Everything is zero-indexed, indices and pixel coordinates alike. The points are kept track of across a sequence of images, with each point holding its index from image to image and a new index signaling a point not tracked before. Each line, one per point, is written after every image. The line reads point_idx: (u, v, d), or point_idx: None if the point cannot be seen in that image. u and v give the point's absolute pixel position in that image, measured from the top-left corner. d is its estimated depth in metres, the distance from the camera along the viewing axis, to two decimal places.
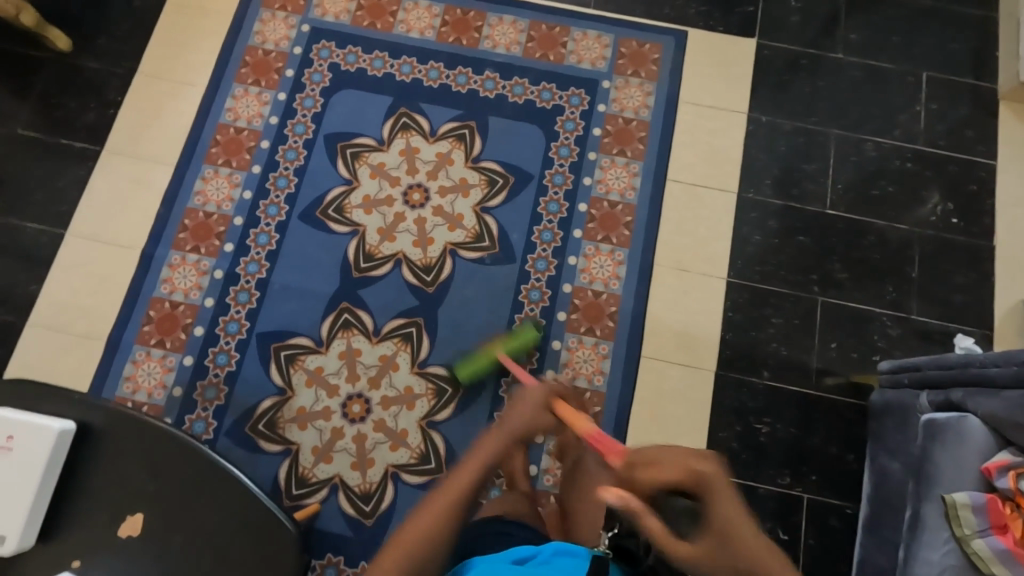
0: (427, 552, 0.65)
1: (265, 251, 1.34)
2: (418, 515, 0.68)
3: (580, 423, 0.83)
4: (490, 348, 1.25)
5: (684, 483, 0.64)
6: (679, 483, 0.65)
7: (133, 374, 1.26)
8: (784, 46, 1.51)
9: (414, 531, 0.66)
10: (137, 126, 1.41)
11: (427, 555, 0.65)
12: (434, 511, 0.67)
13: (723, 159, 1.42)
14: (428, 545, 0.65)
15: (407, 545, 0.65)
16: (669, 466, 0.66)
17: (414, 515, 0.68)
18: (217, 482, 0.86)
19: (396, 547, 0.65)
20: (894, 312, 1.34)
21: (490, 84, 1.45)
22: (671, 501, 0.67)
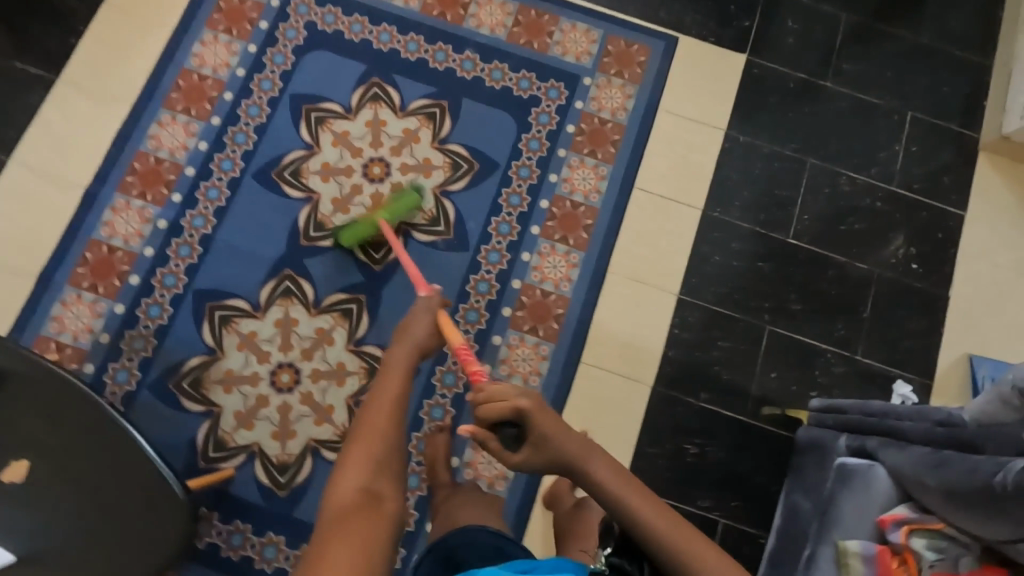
0: (379, 456, 0.74)
1: (213, 206, 1.30)
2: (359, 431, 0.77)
3: (451, 332, 0.95)
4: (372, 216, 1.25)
5: (511, 414, 0.75)
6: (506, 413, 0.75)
7: (60, 316, 1.23)
8: (774, 67, 1.47)
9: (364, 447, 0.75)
10: (98, 59, 1.36)
11: (387, 461, 0.75)
12: (371, 431, 0.77)
13: (695, 174, 1.39)
14: (385, 451, 0.75)
15: (365, 458, 0.73)
16: (505, 403, 0.75)
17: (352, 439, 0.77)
18: (120, 445, 0.83)
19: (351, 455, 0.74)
20: (840, 350, 1.33)
21: (468, 64, 1.41)
22: (512, 434, 0.77)
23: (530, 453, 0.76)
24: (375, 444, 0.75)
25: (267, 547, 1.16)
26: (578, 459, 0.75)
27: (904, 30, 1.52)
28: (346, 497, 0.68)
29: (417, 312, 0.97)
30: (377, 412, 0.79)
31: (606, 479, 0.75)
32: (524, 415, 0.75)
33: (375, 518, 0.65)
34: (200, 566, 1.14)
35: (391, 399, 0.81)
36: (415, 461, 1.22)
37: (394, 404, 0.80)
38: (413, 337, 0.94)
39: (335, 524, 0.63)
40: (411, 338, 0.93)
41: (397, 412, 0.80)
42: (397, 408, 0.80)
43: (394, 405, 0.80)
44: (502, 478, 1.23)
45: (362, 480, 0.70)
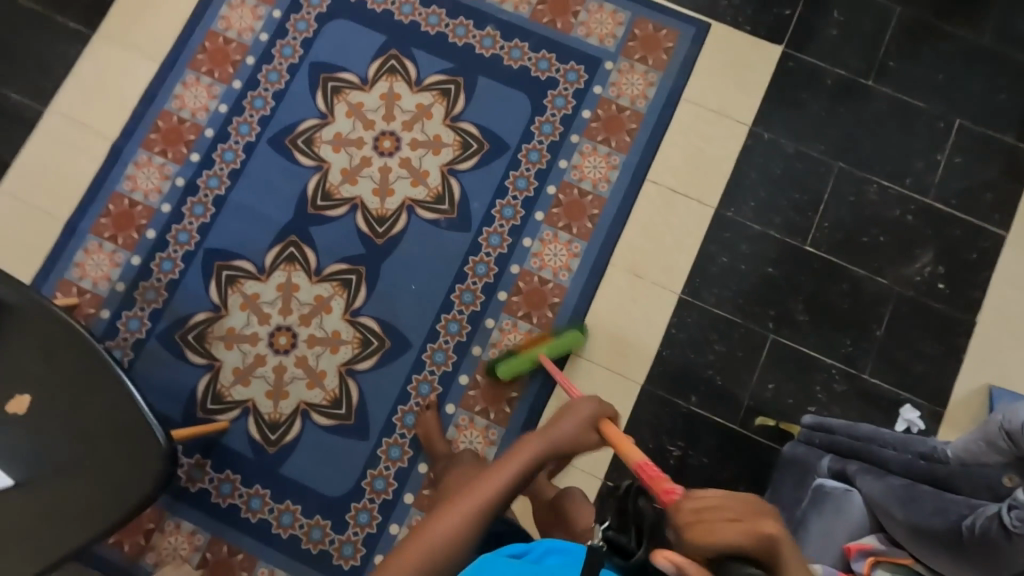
0: (437, 563, 0.70)
1: (228, 168, 1.34)
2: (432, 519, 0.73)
3: (626, 447, 0.80)
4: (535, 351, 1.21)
5: (760, 548, 0.55)
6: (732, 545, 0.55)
7: (82, 262, 1.30)
8: (811, 61, 1.38)
9: (426, 537, 0.71)
10: (132, 17, 1.40)
11: (432, 564, 0.70)
12: (439, 526, 0.71)
13: (711, 170, 1.34)
14: (437, 556, 0.70)
15: (421, 552, 0.70)
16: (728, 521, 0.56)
17: (427, 521, 0.73)
18: (108, 385, 0.90)
19: (416, 539, 0.71)
20: (845, 367, 1.27)
21: (488, 41, 1.38)
22: None
23: None
24: (434, 542, 0.70)
25: (252, 498, 1.22)
26: None
27: (965, 28, 1.39)
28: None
29: (580, 402, 0.84)
30: (457, 512, 0.72)
31: None
32: (770, 553, 0.55)
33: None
34: (191, 508, 1.22)
35: (479, 501, 0.73)
36: (398, 433, 1.25)
37: (480, 512, 0.73)
38: (555, 432, 0.80)
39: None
40: (541, 437, 0.79)
41: (478, 522, 0.72)
42: (479, 517, 0.72)
43: (476, 513, 0.72)
44: None
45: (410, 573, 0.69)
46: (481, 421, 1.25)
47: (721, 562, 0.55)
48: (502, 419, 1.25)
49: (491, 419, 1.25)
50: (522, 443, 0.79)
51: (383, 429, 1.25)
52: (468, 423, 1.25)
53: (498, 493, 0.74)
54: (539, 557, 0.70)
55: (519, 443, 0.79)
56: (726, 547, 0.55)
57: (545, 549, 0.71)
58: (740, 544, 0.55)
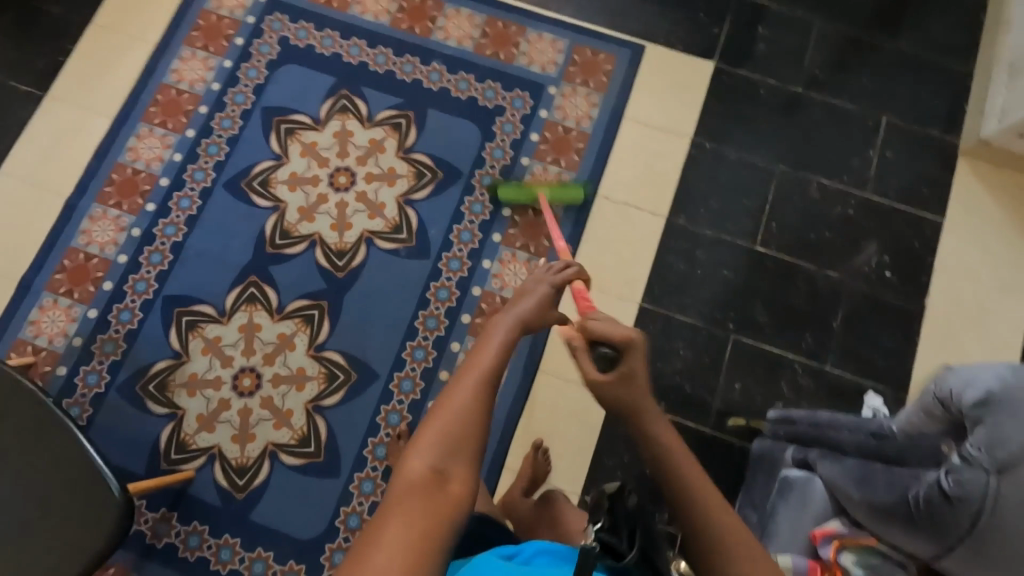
0: (465, 435, 0.59)
1: (185, 215, 1.35)
2: (451, 391, 0.62)
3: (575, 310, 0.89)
4: (535, 189, 1.33)
5: (617, 339, 0.70)
6: (609, 336, 0.70)
7: (37, 320, 1.28)
8: (743, 74, 1.46)
9: (449, 411, 0.60)
10: (84, 76, 1.43)
11: (466, 441, 0.58)
12: (449, 402, 0.60)
13: (659, 181, 1.39)
14: (465, 428, 0.59)
15: (445, 430, 0.58)
16: (603, 324, 0.72)
17: (442, 396, 0.62)
18: (62, 441, 0.88)
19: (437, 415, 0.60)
20: (808, 360, 1.30)
21: (435, 76, 1.44)
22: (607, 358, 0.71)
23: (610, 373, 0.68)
24: (450, 419, 0.59)
25: (222, 549, 1.18)
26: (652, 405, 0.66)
27: (881, 35, 1.49)
28: (418, 476, 0.55)
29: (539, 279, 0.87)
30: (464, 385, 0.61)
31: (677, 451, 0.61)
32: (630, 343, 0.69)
33: (443, 510, 0.53)
34: (157, 565, 1.17)
35: (481, 363, 0.64)
36: (370, 466, 1.23)
37: (487, 375, 0.63)
38: (531, 300, 0.79)
39: (391, 514, 0.52)
40: (524, 303, 0.78)
41: (490, 383, 0.63)
42: (489, 380, 0.63)
43: (486, 377, 0.63)
44: None
45: (435, 458, 0.57)
46: None
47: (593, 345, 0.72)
48: None
49: None
50: (513, 306, 0.77)
51: (354, 464, 1.23)
52: None
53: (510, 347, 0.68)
54: (531, 558, 0.64)
55: (508, 305, 0.78)
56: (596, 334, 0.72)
57: (535, 549, 0.66)
58: (610, 334, 0.70)
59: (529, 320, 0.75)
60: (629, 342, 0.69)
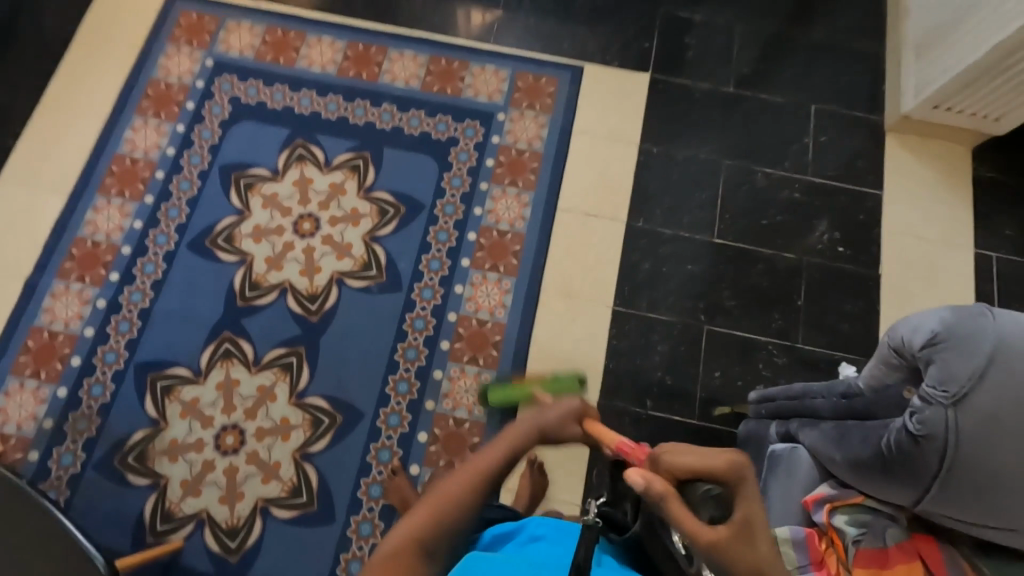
0: (451, 520, 0.62)
1: (151, 280, 1.34)
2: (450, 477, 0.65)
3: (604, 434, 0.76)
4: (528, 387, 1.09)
5: (724, 474, 0.63)
6: (713, 469, 0.63)
7: (4, 406, 1.24)
8: (677, 81, 1.55)
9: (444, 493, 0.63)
10: (34, 156, 1.43)
11: (451, 524, 0.62)
12: (436, 495, 0.63)
13: (614, 189, 1.44)
14: (454, 511, 0.62)
15: (435, 508, 0.62)
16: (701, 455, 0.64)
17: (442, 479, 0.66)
18: (36, 521, 0.85)
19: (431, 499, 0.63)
20: (780, 340, 1.34)
21: (387, 116, 1.49)
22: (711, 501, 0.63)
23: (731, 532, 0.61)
24: (438, 509, 0.62)
25: None
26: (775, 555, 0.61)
27: (797, 32, 1.61)
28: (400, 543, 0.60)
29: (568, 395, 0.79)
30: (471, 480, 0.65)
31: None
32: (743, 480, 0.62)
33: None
34: None
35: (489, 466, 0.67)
36: (366, 507, 1.20)
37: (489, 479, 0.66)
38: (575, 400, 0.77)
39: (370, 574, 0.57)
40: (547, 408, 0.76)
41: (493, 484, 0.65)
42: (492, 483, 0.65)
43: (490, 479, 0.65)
44: None
45: (420, 541, 0.60)
46: None
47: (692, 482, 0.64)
48: None
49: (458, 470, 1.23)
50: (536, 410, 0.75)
51: (349, 508, 1.20)
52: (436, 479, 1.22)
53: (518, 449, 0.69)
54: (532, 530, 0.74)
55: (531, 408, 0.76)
56: (689, 470, 0.64)
57: (536, 524, 0.76)
58: (720, 466, 0.63)
59: (548, 429, 0.73)
60: (739, 476, 0.63)
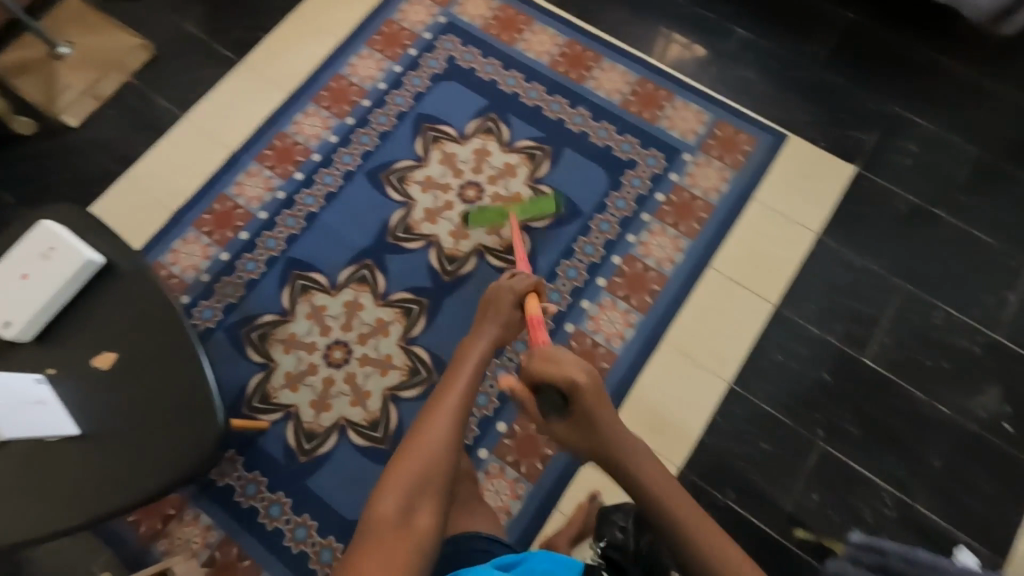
0: (433, 462, 0.78)
1: (325, 190, 1.47)
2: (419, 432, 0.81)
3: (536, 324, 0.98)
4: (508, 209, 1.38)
5: (561, 380, 0.75)
6: (556, 377, 0.75)
7: (177, 250, 1.42)
8: (883, 184, 1.43)
9: (419, 454, 0.78)
10: (275, 52, 1.61)
11: (432, 475, 0.77)
12: (413, 453, 0.78)
13: (774, 268, 1.36)
14: (432, 462, 0.77)
15: (416, 466, 0.77)
16: (550, 362, 0.77)
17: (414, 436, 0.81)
18: (189, 364, 0.96)
19: (412, 449, 0.79)
20: (897, 493, 1.21)
21: (579, 119, 1.51)
22: (555, 400, 0.77)
23: (573, 426, 0.76)
24: (415, 468, 0.77)
25: (272, 505, 1.23)
26: (627, 457, 0.74)
27: None
28: (387, 513, 0.72)
29: (500, 295, 1.01)
30: (431, 429, 0.79)
31: (652, 478, 0.73)
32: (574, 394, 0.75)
33: (407, 545, 0.69)
34: (212, 502, 1.23)
35: (442, 416, 0.81)
36: None
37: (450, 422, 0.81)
38: (491, 326, 0.97)
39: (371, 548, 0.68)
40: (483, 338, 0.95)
41: (454, 428, 0.81)
42: (453, 425, 0.81)
43: (452, 417, 0.82)
44: (505, 513, 1.21)
45: (404, 497, 0.74)
46: (511, 472, 1.24)
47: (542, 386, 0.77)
48: (533, 474, 1.23)
49: (521, 472, 1.24)
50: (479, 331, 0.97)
51: None
52: (499, 472, 1.24)
53: (465, 395, 0.85)
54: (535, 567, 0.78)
55: (476, 329, 0.98)
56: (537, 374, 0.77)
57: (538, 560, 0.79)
58: (556, 375, 0.75)
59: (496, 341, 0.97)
60: (573, 384, 0.74)
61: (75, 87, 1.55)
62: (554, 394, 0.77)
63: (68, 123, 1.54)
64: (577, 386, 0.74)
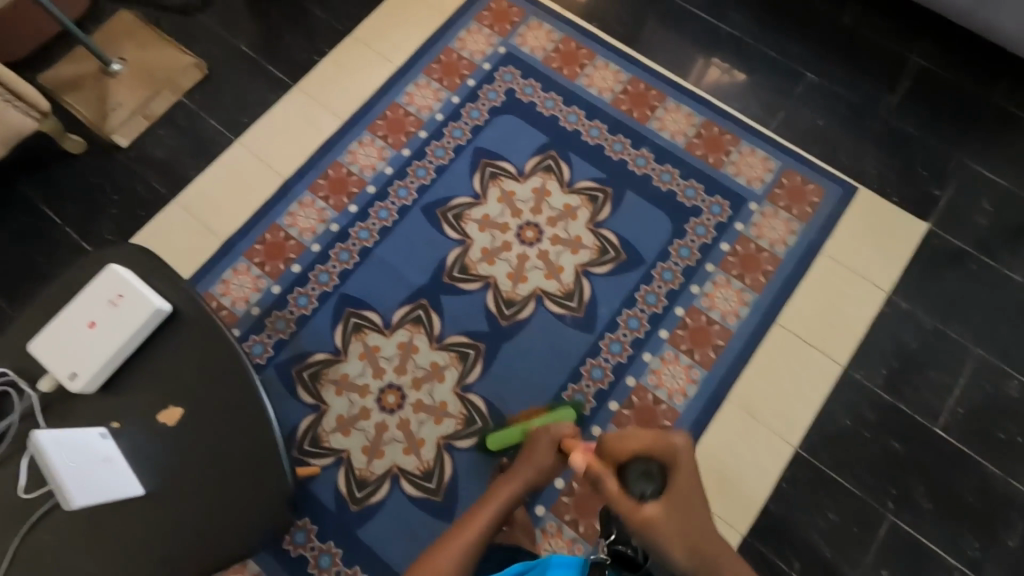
0: None
1: (380, 225, 1.43)
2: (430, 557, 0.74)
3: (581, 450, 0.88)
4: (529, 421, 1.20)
5: (649, 449, 0.76)
6: (644, 448, 0.76)
7: (228, 281, 1.39)
8: (957, 244, 1.39)
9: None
10: (330, 78, 1.57)
11: None
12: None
13: (843, 328, 1.32)
14: None
15: None
16: (636, 440, 0.77)
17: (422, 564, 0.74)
18: (258, 424, 0.92)
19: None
20: (970, 573, 1.17)
21: (642, 161, 1.47)
22: (642, 471, 0.74)
23: (662, 506, 0.70)
24: None
25: (322, 555, 1.19)
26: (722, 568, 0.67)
27: None
28: None
29: (541, 435, 0.95)
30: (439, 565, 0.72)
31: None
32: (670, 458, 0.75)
33: None
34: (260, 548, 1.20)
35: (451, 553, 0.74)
36: None
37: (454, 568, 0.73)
38: (531, 463, 0.90)
39: None
40: (523, 475, 0.88)
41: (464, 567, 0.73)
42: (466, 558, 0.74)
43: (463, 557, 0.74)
44: None
45: None
46: (568, 531, 1.20)
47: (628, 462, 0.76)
48: (591, 535, 1.20)
49: (579, 532, 1.20)
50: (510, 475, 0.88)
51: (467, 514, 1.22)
52: (556, 531, 1.20)
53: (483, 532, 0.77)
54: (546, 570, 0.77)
55: (509, 473, 0.89)
56: (626, 453, 0.77)
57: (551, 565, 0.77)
58: (645, 445, 0.76)
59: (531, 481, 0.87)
60: (662, 452, 0.75)
61: (126, 106, 1.52)
62: (650, 463, 0.75)
63: (118, 143, 1.50)
64: (674, 456, 0.75)
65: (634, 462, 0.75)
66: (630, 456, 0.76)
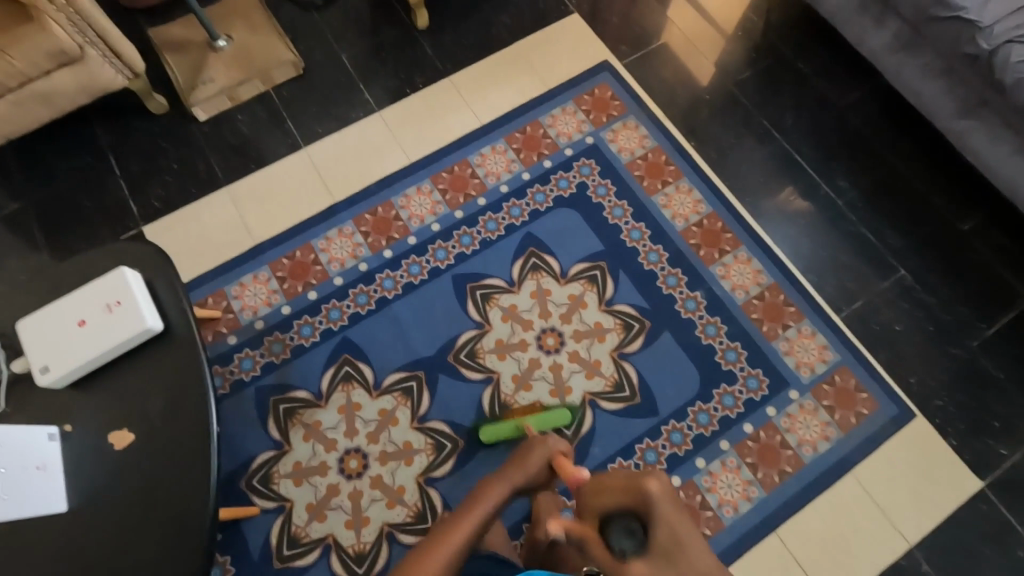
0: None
1: (407, 279, 1.38)
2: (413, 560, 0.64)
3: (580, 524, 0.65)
4: (522, 420, 1.24)
5: (634, 502, 0.62)
6: (626, 502, 0.62)
7: (244, 286, 1.38)
8: (1008, 518, 1.21)
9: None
10: (413, 115, 1.55)
11: None
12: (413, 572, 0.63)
13: (845, 567, 1.18)
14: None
15: None
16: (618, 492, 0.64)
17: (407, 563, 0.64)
18: (196, 482, 0.87)
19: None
20: None
21: (691, 304, 1.37)
22: (625, 526, 0.61)
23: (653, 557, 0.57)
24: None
25: None
26: None
27: None
28: None
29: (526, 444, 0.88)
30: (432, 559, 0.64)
31: None
32: (646, 501, 0.61)
33: None
34: None
35: (451, 536, 0.67)
36: None
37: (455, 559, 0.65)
38: (522, 471, 0.81)
39: None
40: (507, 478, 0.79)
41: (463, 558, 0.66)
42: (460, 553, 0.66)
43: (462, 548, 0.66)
44: None
45: None
46: None
47: (607, 517, 0.63)
48: None
49: None
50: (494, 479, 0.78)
51: None
52: None
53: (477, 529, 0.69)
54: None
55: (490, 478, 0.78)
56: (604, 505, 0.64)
57: None
58: (625, 498, 0.63)
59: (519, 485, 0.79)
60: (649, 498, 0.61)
61: (216, 83, 1.54)
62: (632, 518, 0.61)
63: (197, 116, 1.52)
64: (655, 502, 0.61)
65: (615, 516, 0.62)
66: (613, 510, 0.63)
